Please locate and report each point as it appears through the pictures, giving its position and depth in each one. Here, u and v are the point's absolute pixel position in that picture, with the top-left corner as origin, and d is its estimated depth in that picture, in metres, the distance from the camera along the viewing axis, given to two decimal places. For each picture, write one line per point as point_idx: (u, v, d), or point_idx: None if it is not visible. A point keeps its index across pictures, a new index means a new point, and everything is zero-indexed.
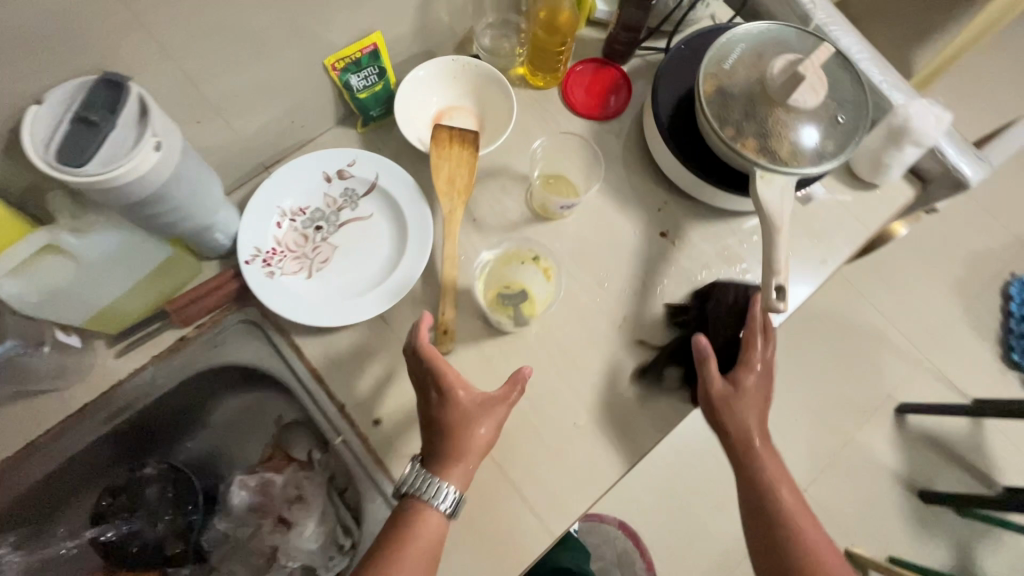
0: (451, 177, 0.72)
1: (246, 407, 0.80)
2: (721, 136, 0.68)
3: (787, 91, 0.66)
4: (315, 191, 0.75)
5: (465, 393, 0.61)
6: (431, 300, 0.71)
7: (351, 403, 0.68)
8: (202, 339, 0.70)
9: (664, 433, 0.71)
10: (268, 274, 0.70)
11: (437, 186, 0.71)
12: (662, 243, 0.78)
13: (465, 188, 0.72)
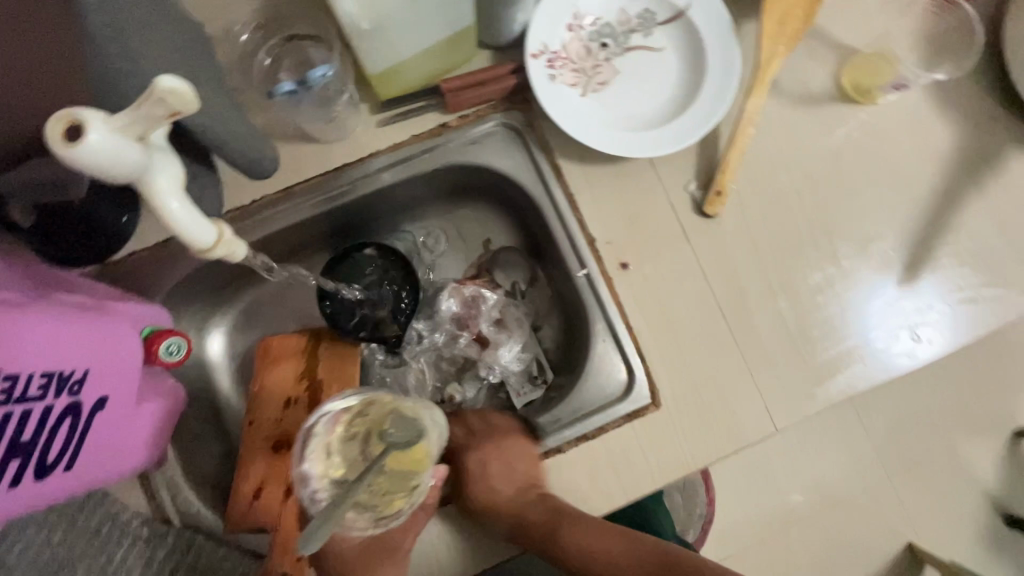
0: (783, 17, 0.61)
1: (461, 221, 0.78)
2: None
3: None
4: (613, 2, 0.66)
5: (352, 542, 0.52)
6: (706, 153, 0.65)
7: (603, 240, 0.64)
8: (462, 132, 0.66)
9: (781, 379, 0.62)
10: (550, 77, 0.63)
11: (765, 22, 0.61)
12: (977, 165, 0.67)
13: (793, 37, 0.61)
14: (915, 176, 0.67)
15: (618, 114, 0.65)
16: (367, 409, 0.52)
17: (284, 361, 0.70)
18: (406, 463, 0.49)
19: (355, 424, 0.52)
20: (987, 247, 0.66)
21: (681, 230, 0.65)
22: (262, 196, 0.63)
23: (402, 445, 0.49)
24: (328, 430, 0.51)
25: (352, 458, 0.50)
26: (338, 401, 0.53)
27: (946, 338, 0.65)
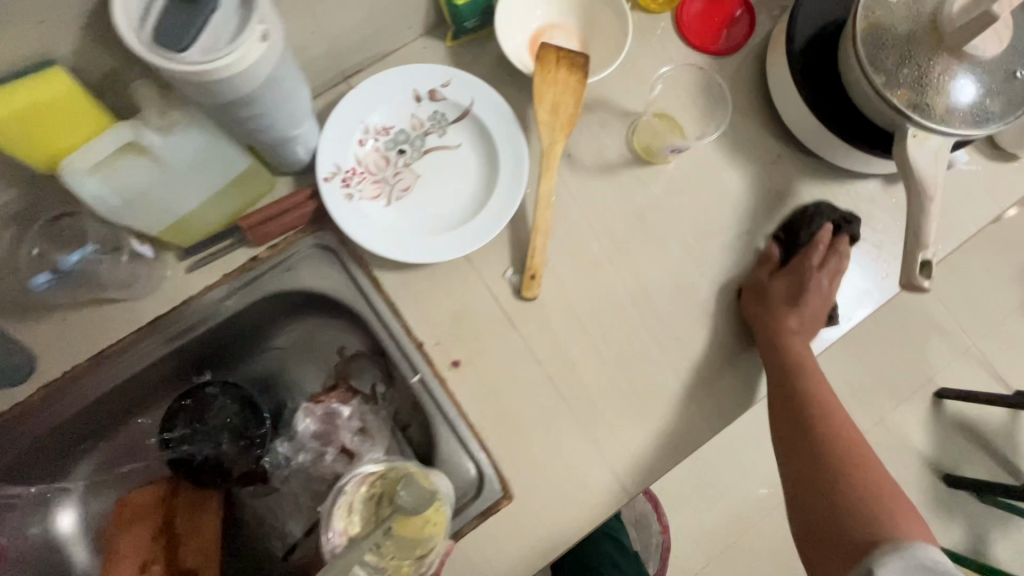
0: (555, 106, 0.64)
1: (310, 335, 0.77)
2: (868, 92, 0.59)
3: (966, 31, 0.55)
4: (402, 110, 0.68)
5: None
6: (518, 237, 0.67)
7: (431, 342, 0.65)
8: (275, 260, 0.66)
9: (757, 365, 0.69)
10: (347, 195, 0.64)
11: (539, 114, 0.64)
12: (770, 203, 0.71)
13: (569, 122, 0.64)
14: (717, 221, 0.70)
15: (425, 216, 0.66)
16: (388, 473, 0.61)
17: (136, 524, 0.67)
18: (409, 530, 0.54)
19: (376, 487, 0.60)
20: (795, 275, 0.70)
21: (505, 317, 0.66)
22: (73, 366, 0.62)
23: (408, 513, 0.55)
24: (355, 489, 0.60)
25: (372, 513, 0.59)
26: (369, 464, 0.62)
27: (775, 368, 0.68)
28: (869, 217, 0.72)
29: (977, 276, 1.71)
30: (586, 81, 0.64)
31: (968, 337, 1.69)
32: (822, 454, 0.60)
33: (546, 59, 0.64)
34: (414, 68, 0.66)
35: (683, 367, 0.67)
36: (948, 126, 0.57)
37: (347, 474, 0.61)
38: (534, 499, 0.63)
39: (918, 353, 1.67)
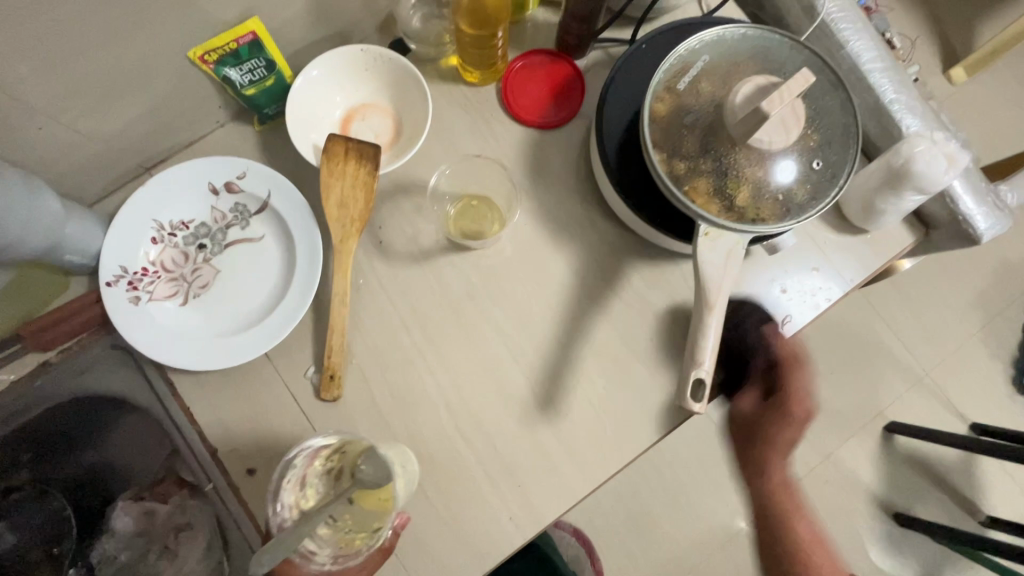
0: (342, 200, 0.61)
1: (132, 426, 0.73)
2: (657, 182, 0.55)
3: (748, 126, 0.51)
4: (199, 203, 0.66)
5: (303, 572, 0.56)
6: (319, 332, 0.64)
7: (224, 450, 0.62)
8: (67, 363, 0.64)
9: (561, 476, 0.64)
10: (133, 300, 0.62)
11: (327, 210, 0.61)
12: (594, 287, 0.67)
13: (358, 219, 0.61)
14: (537, 307, 0.66)
15: (221, 315, 0.64)
16: (343, 448, 0.58)
17: None
18: (372, 502, 0.54)
19: (330, 463, 0.57)
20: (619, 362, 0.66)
21: (305, 418, 0.63)
22: None
23: (370, 487, 0.53)
24: (305, 463, 0.57)
25: (324, 492, 0.56)
26: (320, 437, 0.57)
27: (593, 464, 0.64)
28: None
29: (934, 297, 1.49)
30: (376, 172, 0.61)
31: (922, 368, 1.46)
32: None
33: (332, 151, 0.60)
34: (207, 161, 0.64)
35: (495, 466, 0.63)
36: (737, 225, 0.53)
37: (297, 448, 0.57)
38: None
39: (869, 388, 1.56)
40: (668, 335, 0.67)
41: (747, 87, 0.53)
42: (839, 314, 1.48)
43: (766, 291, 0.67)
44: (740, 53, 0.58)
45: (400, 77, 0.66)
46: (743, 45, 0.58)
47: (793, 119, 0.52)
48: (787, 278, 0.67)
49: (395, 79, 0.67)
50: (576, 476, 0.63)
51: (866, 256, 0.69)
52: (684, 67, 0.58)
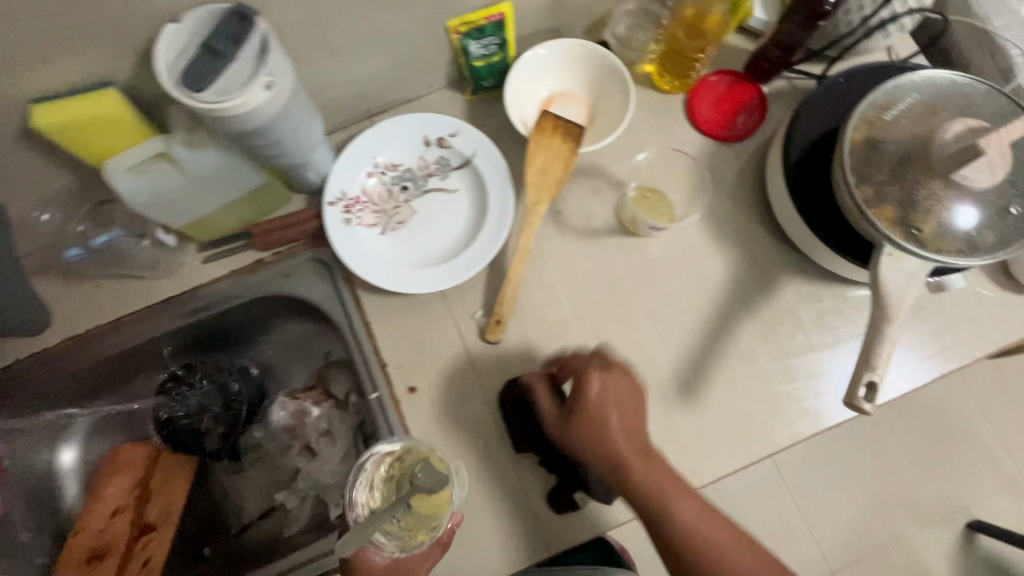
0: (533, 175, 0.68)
1: (299, 332, 0.84)
2: (848, 200, 0.59)
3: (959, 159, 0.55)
4: (411, 150, 0.75)
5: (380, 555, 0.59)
6: (492, 281, 0.72)
7: (393, 365, 0.70)
8: (276, 265, 0.74)
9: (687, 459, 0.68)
10: (346, 221, 0.71)
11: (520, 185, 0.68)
12: (748, 292, 0.71)
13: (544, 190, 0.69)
14: (690, 299, 0.71)
15: (412, 248, 0.73)
16: (405, 455, 0.63)
17: (115, 474, 0.75)
18: (428, 504, 0.59)
19: (395, 469, 0.62)
20: (759, 366, 0.70)
21: (466, 354, 0.70)
22: (95, 326, 0.72)
23: (428, 491, 0.58)
24: (374, 467, 0.62)
25: (389, 495, 0.61)
26: (385, 443, 0.63)
27: (720, 454, 0.67)
28: (850, 321, 0.70)
29: None
30: (577, 149, 0.68)
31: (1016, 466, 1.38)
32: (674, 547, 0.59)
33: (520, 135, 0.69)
34: (428, 116, 0.74)
35: None
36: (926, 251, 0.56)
37: (367, 452, 0.62)
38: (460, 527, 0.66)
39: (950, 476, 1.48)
40: (810, 350, 0.70)
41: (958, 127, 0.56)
42: (933, 391, 1.42)
43: (918, 329, 0.69)
44: (944, 99, 0.62)
45: (605, 73, 0.74)
46: (948, 92, 0.62)
47: (1002, 165, 0.54)
48: (941, 321, 0.69)
49: (599, 74, 0.75)
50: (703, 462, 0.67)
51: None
52: (889, 101, 0.62)
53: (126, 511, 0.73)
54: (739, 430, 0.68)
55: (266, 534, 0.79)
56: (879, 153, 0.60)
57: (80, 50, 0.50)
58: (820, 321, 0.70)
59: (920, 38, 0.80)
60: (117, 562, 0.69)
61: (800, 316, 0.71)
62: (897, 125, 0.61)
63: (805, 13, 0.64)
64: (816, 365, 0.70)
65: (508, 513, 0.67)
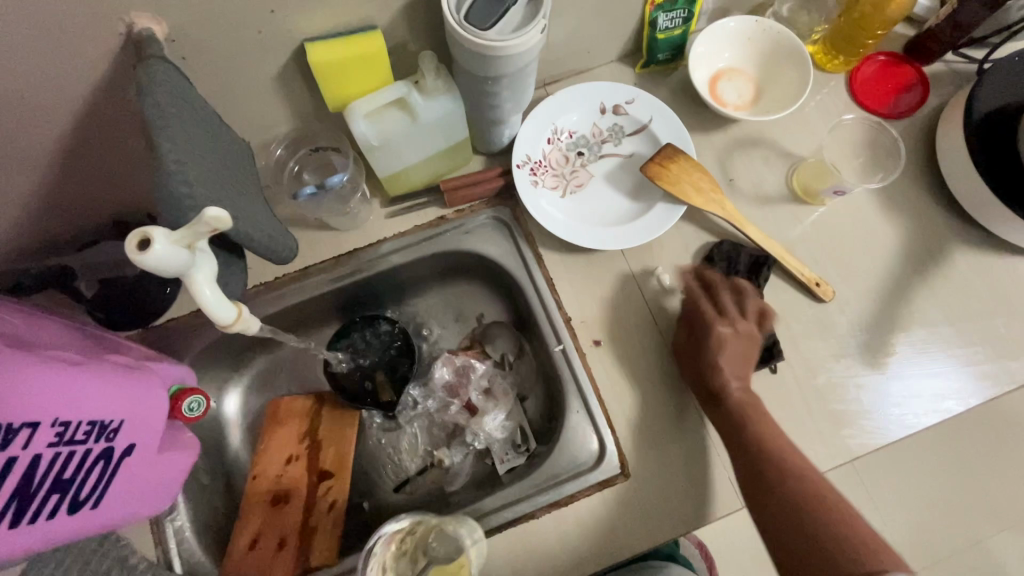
0: (698, 185, 0.72)
1: (454, 295, 0.86)
2: None
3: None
4: (587, 118, 0.78)
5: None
6: (670, 242, 0.74)
7: (577, 319, 0.72)
8: (458, 222, 0.76)
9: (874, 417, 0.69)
10: (533, 182, 0.74)
11: (691, 199, 0.71)
12: (922, 260, 0.73)
13: (714, 190, 0.72)
14: (865, 264, 0.73)
15: (591, 210, 0.75)
16: (415, 527, 0.61)
17: (283, 425, 0.76)
18: None
19: (406, 544, 0.60)
20: (936, 331, 0.71)
21: (649, 311, 0.72)
22: (284, 274, 0.74)
23: (444, 560, 0.59)
24: (384, 549, 0.59)
25: (406, 573, 0.59)
26: (392, 521, 0.60)
27: (904, 414, 0.69)
28: (1023, 290, 0.72)
29: None
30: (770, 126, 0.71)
31: None
32: (809, 546, 0.53)
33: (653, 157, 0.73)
34: (607, 85, 0.77)
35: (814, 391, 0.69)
36: None
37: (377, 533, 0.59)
38: (653, 477, 0.67)
39: None
40: (985, 317, 0.72)
41: None
42: None
43: None
44: None
45: (776, 50, 0.78)
46: None
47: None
48: None
49: (769, 51, 0.78)
50: (888, 422, 0.68)
51: None
52: None
53: (302, 459, 0.74)
54: (920, 393, 0.69)
55: (427, 490, 0.79)
56: None
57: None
58: (993, 290, 0.72)
59: None
60: (303, 505, 0.71)
61: (974, 285, 0.73)
62: None
63: None
64: (991, 330, 0.72)
65: (701, 466, 0.67)
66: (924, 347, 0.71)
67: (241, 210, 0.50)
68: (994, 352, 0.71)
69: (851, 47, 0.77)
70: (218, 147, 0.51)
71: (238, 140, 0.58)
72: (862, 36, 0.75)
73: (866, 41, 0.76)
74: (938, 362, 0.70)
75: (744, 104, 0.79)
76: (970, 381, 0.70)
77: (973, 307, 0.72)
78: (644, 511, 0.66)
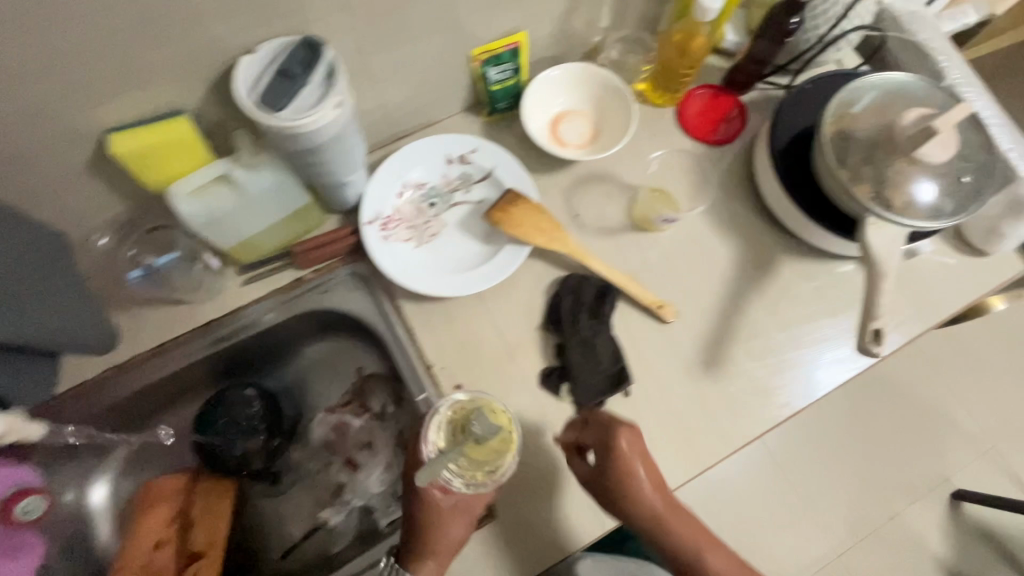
0: (540, 227, 0.75)
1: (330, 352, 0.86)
2: (836, 181, 0.69)
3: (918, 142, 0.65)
4: (436, 169, 0.81)
5: (442, 498, 0.64)
6: (523, 280, 0.78)
7: (438, 366, 0.74)
8: (316, 282, 0.77)
9: (720, 427, 0.73)
10: (384, 238, 0.76)
11: (534, 240, 0.75)
12: (752, 273, 0.79)
13: (555, 230, 0.76)
14: (702, 283, 0.79)
15: (446, 257, 0.78)
16: (470, 404, 0.66)
17: (150, 510, 0.73)
18: (480, 453, 0.62)
19: (458, 414, 0.65)
20: (771, 338, 0.77)
21: (506, 350, 0.75)
22: (138, 355, 0.73)
23: (482, 439, 0.62)
24: (443, 410, 0.65)
25: (452, 439, 0.64)
26: (458, 393, 0.66)
27: (747, 419, 0.74)
28: (844, 291, 0.79)
29: (976, 358, 1.75)
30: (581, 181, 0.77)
31: (980, 430, 1.69)
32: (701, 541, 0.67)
33: (496, 204, 0.76)
34: (451, 137, 0.80)
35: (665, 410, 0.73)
36: (901, 216, 0.66)
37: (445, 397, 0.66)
38: (518, 513, 0.69)
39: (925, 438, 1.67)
40: (812, 318, 0.78)
41: (912, 114, 0.67)
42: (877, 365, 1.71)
43: (900, 294, 0.79)
44: (898, 94, 0.74)
45: (606, 90, 0.84)
46: (898, 90, 0.74)
47: (948, 145, 0.66)
48: (919, 283, 0.79)
49: (600, 92, 0.84)
50: (733, 430, 0.73)
51: (987, 274, 0.80)
52: (856, 101, 0.73)
53: (169, 544, 0.70)
54: (761, 398, 0.75)
55: (313, 554, 0.77)
56: (848, 144, 0.72)
57: (157, 79, 0.55)
58: (817, 294, 0.79)
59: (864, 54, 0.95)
60: None
61: (801, 291, 0.79)
62: (863, 121, 0.72)
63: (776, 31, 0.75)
64: (820, 330, 0.78)
65: (562, 498, 0.70)
66: (759, 355, 0.76)
67: (25, 317, 0.51)
68: (825, 350, 0.77)
69: (671, 82, 0.84)
70: (13, 249, 0.52)
71: (52, 236, 0.59)
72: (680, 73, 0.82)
73: (683, 76, 0.83)
74: (773, 369, 0.76)
75: (585, 144, 0.84)
76: (806, 379, 0.76)
77: (801, 312, 0.78)
78: (512, 548, 0.68)
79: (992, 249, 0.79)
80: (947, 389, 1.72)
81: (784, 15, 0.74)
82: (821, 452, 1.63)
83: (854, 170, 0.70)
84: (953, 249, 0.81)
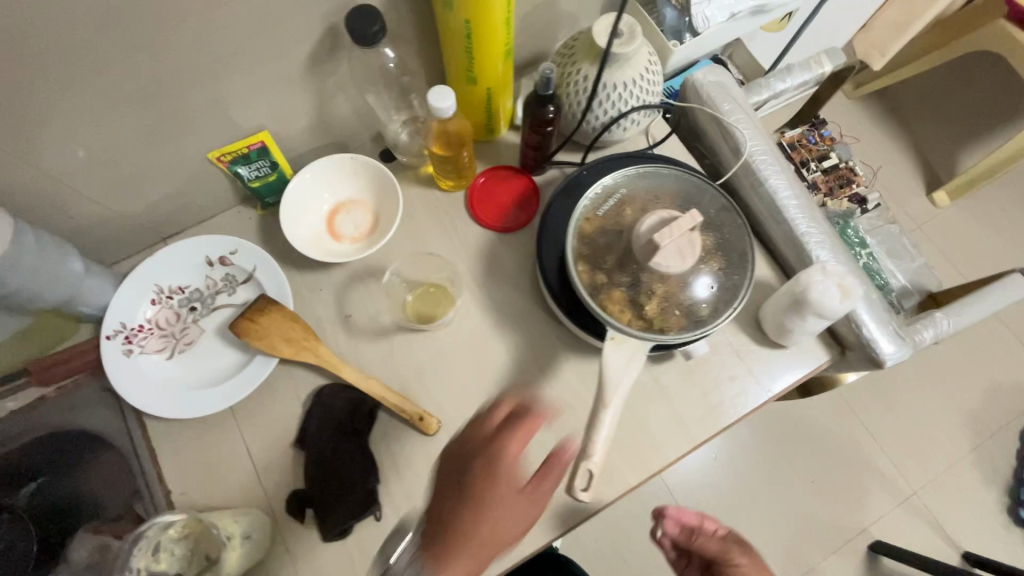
0: (289, 336, 0.71)
1: (112, 471, 0.74)
2: (580, 291, 0.64)
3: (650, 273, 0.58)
4: (195, 273, 0.77)
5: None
6: (281, 390, 0.73)
7: (177, 490, 0.69)
8: (62, 401, 0.73)
9: None
10: (126, 351, 0.72)
11: (280, 351, 0.70)
12: (529, 374, 0.74)
13: (306, 337, 0.71)
14: (475, 387, 0.74)
15: (199, 368, 0.73)
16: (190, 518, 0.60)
17: None
18: (229, 562, 0.60)
19: (187, 529, 0.60)
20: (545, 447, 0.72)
21: (253, 470, 0.70)
22: None
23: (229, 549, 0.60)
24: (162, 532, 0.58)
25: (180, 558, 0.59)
26: (167, 512, 0.58)
27: None
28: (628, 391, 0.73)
29: (897, 400, 1.68)
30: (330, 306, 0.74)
31: (902, 477, 1.61)
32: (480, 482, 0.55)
33: (244, 313, 0.71)
34: (210, 237, 0.76)
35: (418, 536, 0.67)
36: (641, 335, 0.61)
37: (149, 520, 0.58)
38: None
39: (842, 487, 1.59)
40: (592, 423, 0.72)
41: (652, 217, 0.62)
42: (790, 409, 1.65)
43: (688, 393, 0.73)
44: (658, 188, 0.70)
45: (381, 180, 0.79)
46: (658, 184, 0.70)
47: (692, 245, 0.61)
48: (708, 381, 0.73)
49: (377, 180, 0.80)
50: None
51: (784, 367, 0.74)
52: (611, 200, 0.69)
53: None
54: None
55: None
56: (603, 250, 0.67)
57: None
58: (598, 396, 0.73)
59: (678, 121, 0.90)
60: None
61: (581, 393, 0.74)
62: (617, 223, 0.68)
63: (534, 120, 0.71)
64: None
65: None
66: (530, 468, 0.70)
67: None
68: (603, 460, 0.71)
69: (448, 169, 0.80)
70: None
71: None
72: (452, 160, 0.78)
73: (457, 163, 0.79)
74: None
75: (361, 236, 0.80)
76: None
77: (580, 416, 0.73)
78: None
79: (786, 343, 0.74)
80: (866, 432, 1.65)
81: (537, 104, 0.69)
82: (729, 504, 1.56)
83: (603, 275, 0.65)
84: (748, 341, 0.75)
